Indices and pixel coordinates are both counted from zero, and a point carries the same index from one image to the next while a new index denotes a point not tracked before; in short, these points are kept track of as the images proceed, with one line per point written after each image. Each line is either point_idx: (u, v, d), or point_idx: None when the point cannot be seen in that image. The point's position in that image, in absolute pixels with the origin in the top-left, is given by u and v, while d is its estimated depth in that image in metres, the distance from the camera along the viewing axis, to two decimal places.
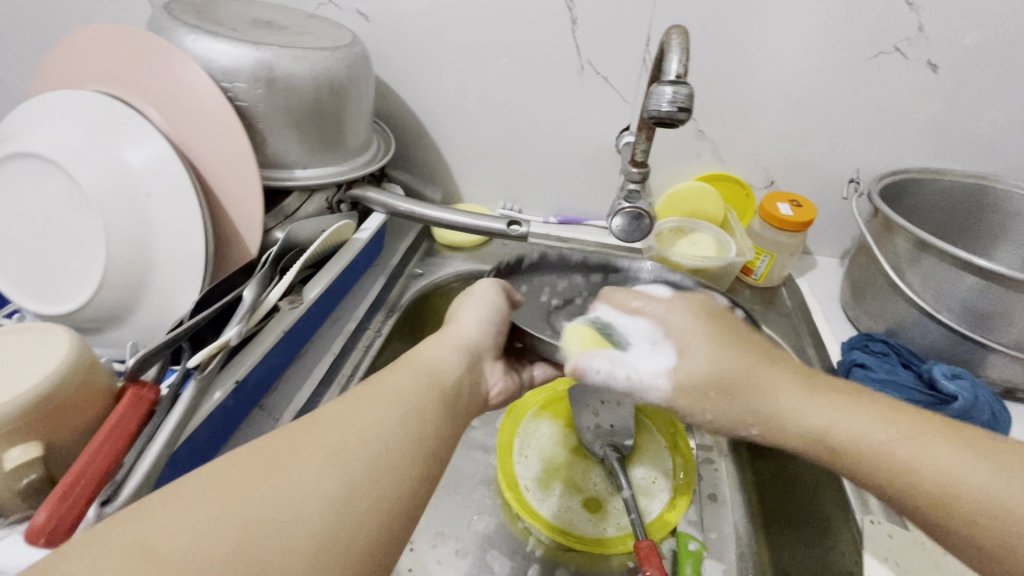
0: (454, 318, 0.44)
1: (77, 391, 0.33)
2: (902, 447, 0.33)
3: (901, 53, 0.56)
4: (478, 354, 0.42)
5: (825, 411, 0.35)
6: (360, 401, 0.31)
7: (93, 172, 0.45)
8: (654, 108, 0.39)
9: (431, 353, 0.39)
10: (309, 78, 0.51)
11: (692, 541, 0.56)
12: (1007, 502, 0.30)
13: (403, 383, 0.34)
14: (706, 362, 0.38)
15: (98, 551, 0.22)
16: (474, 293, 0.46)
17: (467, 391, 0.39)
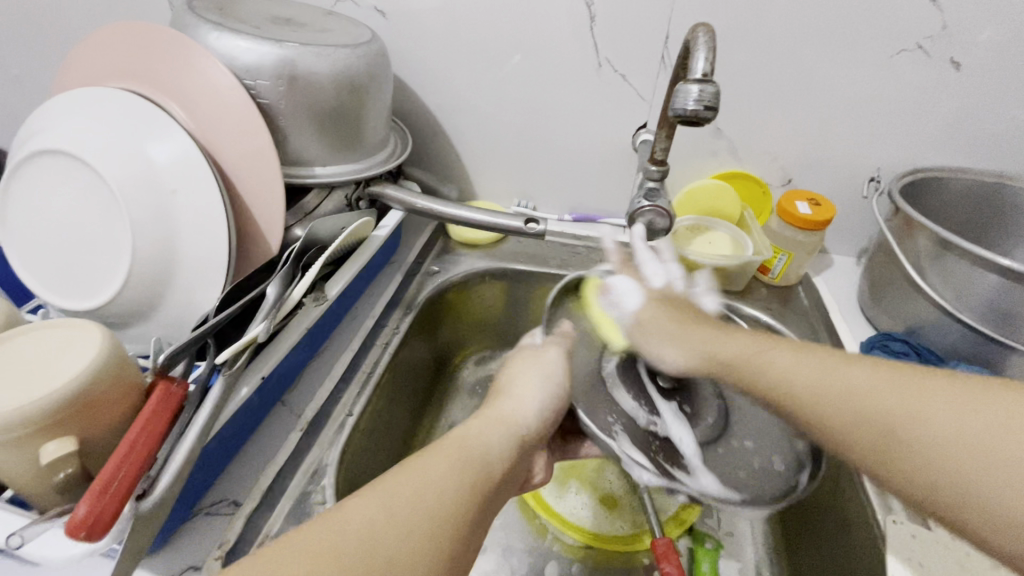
0: (507, 391, 0.43)
1: (110, 386, 0.34)
2: (842, 379, 0.35)
3: (923, 50, 0.56)
4: (533, 439, 0.41)
5: (749, 351, 0.40)
6: (400, 481, 0.31)
7: (119, 168, 0.45)
8: (680, 106, 0.39)
9: (484, 432, 0.37)
10: (330, 76, 0.51)
11: (709, 540, 0.57)
12: (954, 421, 0.30)
13: (448, 461, 0.33)
14: (654, 318, 0.46)
15: None
16: (527, 366, 0.46)
17: (516, 467, 0.38)
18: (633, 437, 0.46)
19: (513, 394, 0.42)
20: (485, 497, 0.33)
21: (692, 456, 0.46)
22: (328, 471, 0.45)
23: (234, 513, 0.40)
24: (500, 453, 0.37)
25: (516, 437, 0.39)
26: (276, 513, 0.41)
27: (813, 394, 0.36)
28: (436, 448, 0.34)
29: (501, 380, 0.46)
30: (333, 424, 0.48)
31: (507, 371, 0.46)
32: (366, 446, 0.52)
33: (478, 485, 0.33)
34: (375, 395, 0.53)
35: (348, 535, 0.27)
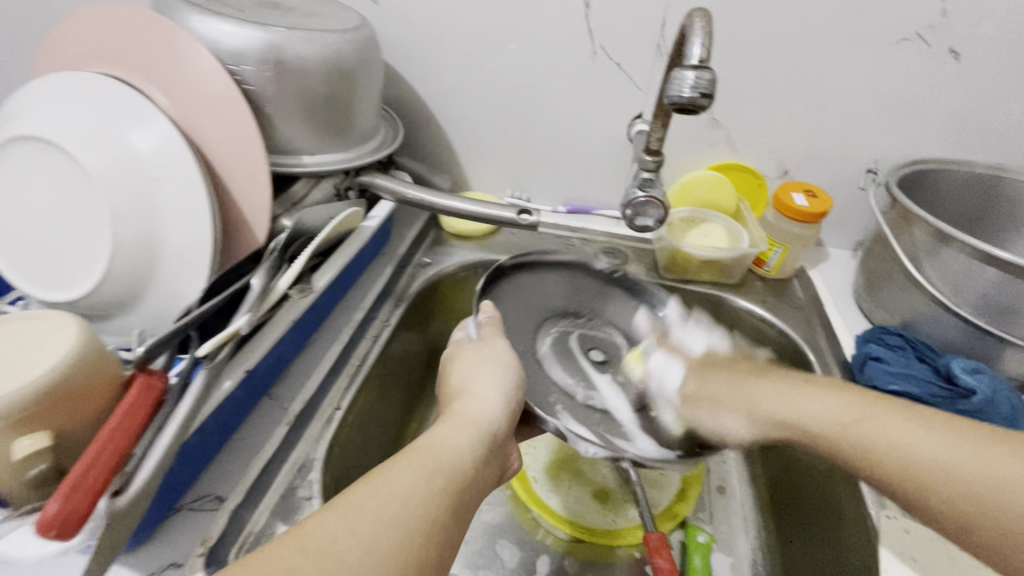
0: (465, 391, 0.42)
1: (84, 381, 0.33)
2: (901, 431, 0.36)
3: (923, 40, 0.55)
4: (501, 436, 0.40)
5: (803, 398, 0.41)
6: (370, 490, 0.30)
7: (99, 156, 0.44)
8: (676, 93, 0.38)
9: (453, 437, 0.37)
10: (318, 62, 0.49)
11: (701, 533, 0.56)
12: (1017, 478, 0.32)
13: (417, 469, 0.33)
14: (703, 384, 0.47)
15: None
16: (483, 361, 0.45)
17: (489, 466, 0.38)
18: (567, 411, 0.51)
19: (474, 391, 0.41)
20: (459, 501, 0.33)
21: (629, 424, 0.50)
22: (315, 465, 0.44)
23: (218, 509, 0.40)
24: (471, 456, 0.36)
25: (486, 439, 0.38)
26: (261, 509, 0.40)
27: (872, 445, 0.37)
28: (409, 455, 0.34)
29: (454, 382, 0.44)
30: (322, 418, 0.47)
31: (460, 369, 0.45)
32: (354, 441, 0.51)
33: (451, 488, 0.33)
34: (364, 388, 0.52)
35: (315, 540, 0.27)
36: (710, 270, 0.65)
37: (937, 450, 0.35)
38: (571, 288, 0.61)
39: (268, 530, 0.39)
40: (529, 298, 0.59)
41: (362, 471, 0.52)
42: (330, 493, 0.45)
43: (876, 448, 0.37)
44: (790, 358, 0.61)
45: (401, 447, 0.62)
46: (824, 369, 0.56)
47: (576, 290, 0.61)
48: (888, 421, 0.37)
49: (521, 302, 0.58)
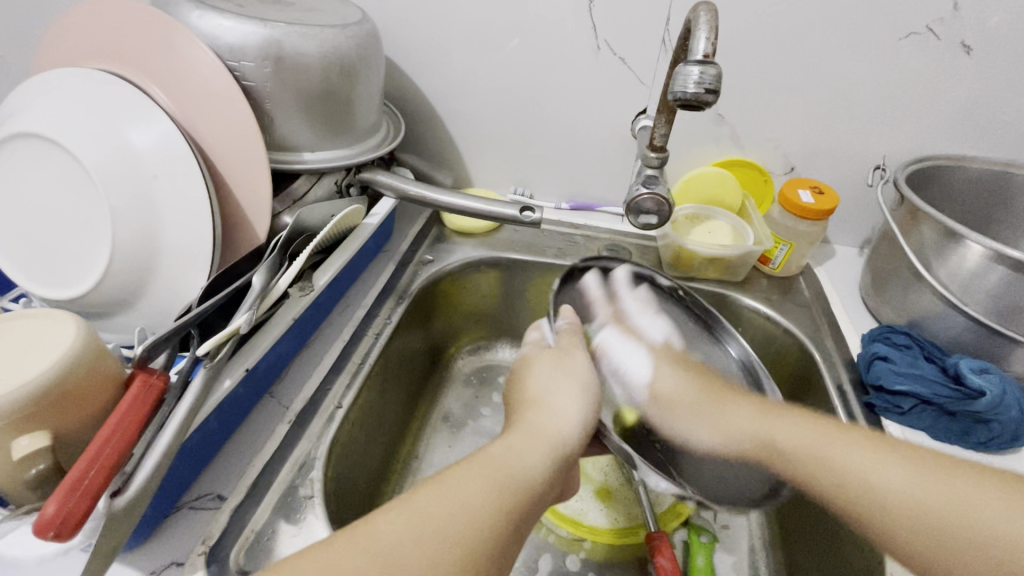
0: (544, 400, 0.41)
1: (85, 380, 0.33)
2: (871, 471, 0.37)
3: (933, 33, 0.54)
4: (575, 453, 0.39)
5: (770, 423, 0.42)
6: (438, 497, 0.31)
7: (99, 153, 0.43)
8: (680, 89, 0.37)
9: (529, 451, 0.36)
10: (318, 57, 0.49)
11: (704, 532, 0.55)
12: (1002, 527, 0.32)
13: (486, 479, 0.33)
14: (673, 379, 0.47)
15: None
16: (563, 376, 0.43)
17: (556, 485, 0.37)
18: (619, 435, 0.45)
19: (553, 401, 0.40)
20: (522, 516, 0.33)
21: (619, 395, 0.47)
22: (317, 463, 0.44)
23: (219, 508, 0.39)
24: (541, 474, 0.35)
25: (556, 457, 0.37)
26: (262, 507, 0.40)
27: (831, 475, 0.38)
28: (480, 464, 0.34)
29: (529, 389, 0.42)
30: (323, 416, 0.47)
31: (537, 379, 0.43)
32: (356, 439, 0.50)
33: (515, 505, 0.33)
34: (366, 386, 0.52)
35: (380, 547, 0.28)
36: (715, 268, 0.65)
37: (908, 487, 0.35)
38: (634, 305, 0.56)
39: (269, 529, 0.39)
40: (591, 303, 0.54)
41: (365, 469, 0.52)
42: (331, 491, 0.44)
43: (838, 474, 0.38)
44: (796, 356, 0.60)
45: (404, 444, 0.61)
46: (830, 368, 0.56)
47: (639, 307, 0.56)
48: (877, 458, 0.37)
49: (585, 308, 0.54)
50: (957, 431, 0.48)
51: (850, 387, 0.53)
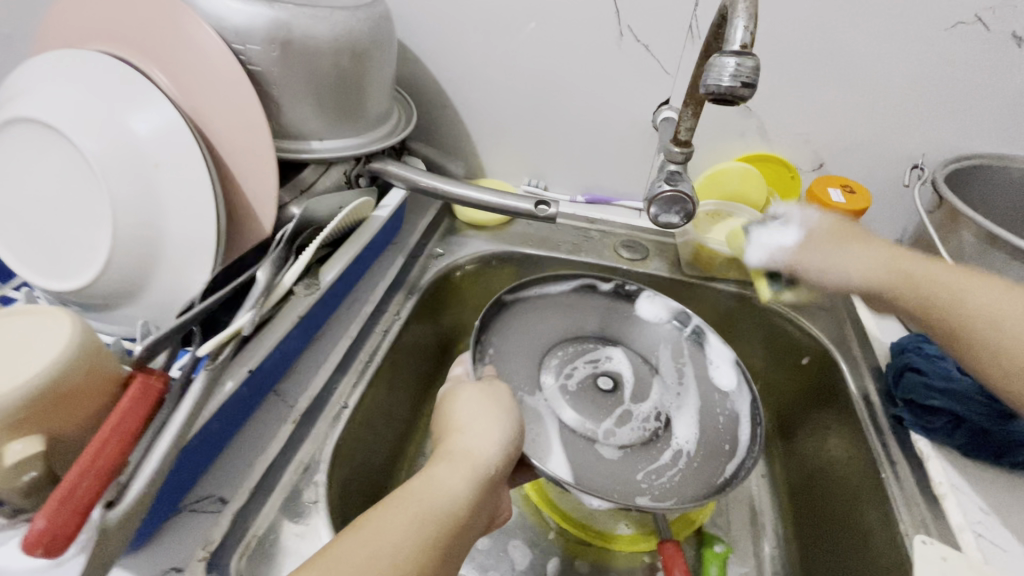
0: (463, 429, 0.39)
1: (81, 382, 0.31)
2: (993, 300, 0.41)
3: (983, 23, 0.50)
4: (498, 477, 0.37)
5: (952, 276, 0.43)
6: (361, 541, 0.29)
7: (98, 140, 0.42)
8: (713, 82, 0.35)
9: (445, 479, 0.34)
10: (328, 41, 0.47)
11: (717, 542, 0.53)
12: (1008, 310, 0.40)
13: (406, 514, 0.31)
14: (825, 233, 0.49)
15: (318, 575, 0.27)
16: (488, 407, 0.41)
17: (481, 513, 0.35)
18: (576, 458, 0.47)
19: (474, 429, 0.38)
20: (447, 549, 0.32)
21: (609, 424, 0.50)
22: (321, 466, 0.43)
23: (221, 511, 0.38)
24: (466, 502, 0.34)
25: (481, 482, 0.35)
26: (266, 509, 0.39)
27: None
28: (398, 499, 0.32)
29: (453, 418, 0.40)
30: (329, 416, 0.46)
31: (462, 407, 0.41)
32: (362, 439, 0.49)
33: (439, 537, 0.31)
34: (373, 384, 0.50)
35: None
36: (736, 268, 0.62)
37: (984, 306, 0.41)
38: (580, 312, 0.59)
39: (271, 534, 0.38)
40: (532, 324, 0.57)
41: (370, 468, 0.51)
42: (336, 494, 0.43)
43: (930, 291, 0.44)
44: (818, 361, 0.58)
45: (412, 442, 0.60)
46: (855, 376, 0.53)
47: (585, 318, 0.59)
48: (957, 280, 0.43)
49: (518, 330, 0.56)
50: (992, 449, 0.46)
51: (877, 398, 0.51)
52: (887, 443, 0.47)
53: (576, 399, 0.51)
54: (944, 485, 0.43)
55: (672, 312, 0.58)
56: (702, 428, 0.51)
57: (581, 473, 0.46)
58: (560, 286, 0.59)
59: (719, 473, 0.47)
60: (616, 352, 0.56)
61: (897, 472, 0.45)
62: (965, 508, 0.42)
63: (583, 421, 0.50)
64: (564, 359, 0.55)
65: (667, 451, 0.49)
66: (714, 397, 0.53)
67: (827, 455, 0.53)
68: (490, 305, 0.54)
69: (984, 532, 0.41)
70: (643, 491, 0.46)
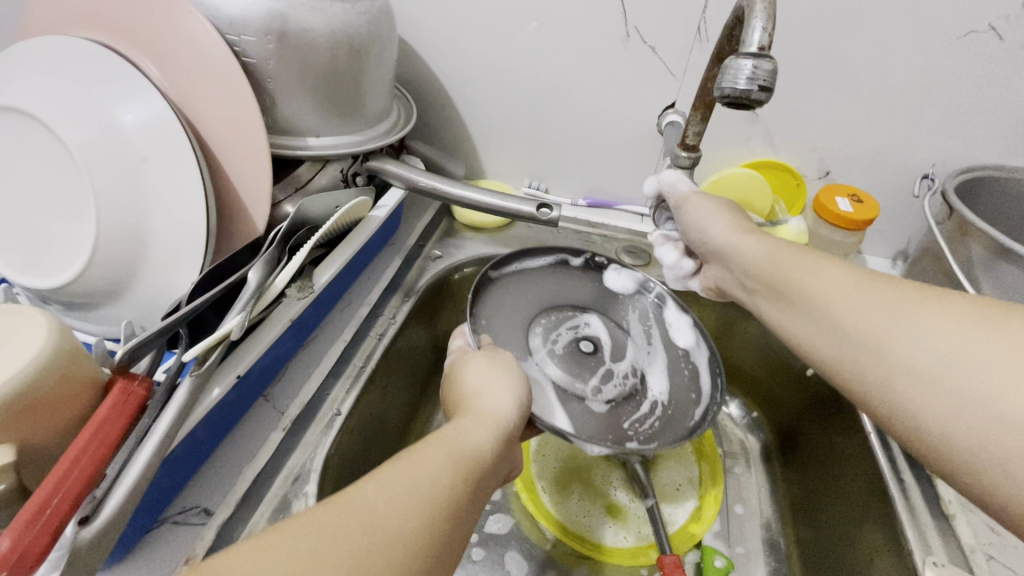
0: (480, 392, 0.37)
1: (56, 387, 0.29)
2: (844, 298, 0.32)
3: (997, 32, 0.49)
4: (515, 433, 0.36)
5: (815, 267, 0.35)
6: (404, 471, 0.27)
7: (82, 131, 0.40)
8: (729, 84, 0.33)
9: (472, 428, 0.33)
10: (325, 34, 0.45)
11: (718, 556, 0.52)
12: (845, 312, 0.31)
13: (442, 453, 0.30)
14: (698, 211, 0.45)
15: (362, 508, 0.24)
16: (498, 370, 0.40)
17: (501, 467, 0.34)
18: (572, 415, 0.47)
19: (491, 390, 0.37)
20: (477, 493, 0.30)
21: (592, 382, 0.50)
22: (311, 477, 0.41)
23: (205, 523, 0.36)
24: (492, 451, 0.32)
25: (504, 435, 0.34)
26: (253, 521, 0.38)
27: (904, 376, 0.27)
28: (431, 441, 0.30)
29: (465, 385, 0.39)
30: (321, 423, 0.44)
31: (474, 372, 0.40)
32: (355, 447, 0.47)
33: (472, 475, 0.29)
34: (367, 390, 0.49)
35: (362, 512, 0.24)
36: None
37: (855, 321, 0.30)
38: (560, 282, 0.57)
39: None
40: (516, 292, 0.54)
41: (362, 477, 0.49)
42: None
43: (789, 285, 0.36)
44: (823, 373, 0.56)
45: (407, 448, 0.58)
46: None
47: (563, 285, 0.57)
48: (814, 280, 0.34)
49: (505, 300, 0.53)
50: None
51: None
52: (897, 459, 0.46)
53: (562, 363, 0.50)
54: (954, 504, 0.42)
55: (637, 282, 0.57)
56: (672, 381, 0.51)
57: (579, 424, 0.46)
58: (537, 261, 0.57)
59: (689, 419, 0.47)
60: (594, 314, 0.55)
61: (906, 489, 0.44)
62: (975, 528, 0.41)
63: (571, 379, 0.49)
64: (547, 326, 0.53)
65: (645, 402, 0.49)
66: (677, 353, 0.53)
67: (831, 470, 0.52)
68: (476, 283, 0.52)
69: (995, 554, 0.40)
70: (630, 437, 0.46)
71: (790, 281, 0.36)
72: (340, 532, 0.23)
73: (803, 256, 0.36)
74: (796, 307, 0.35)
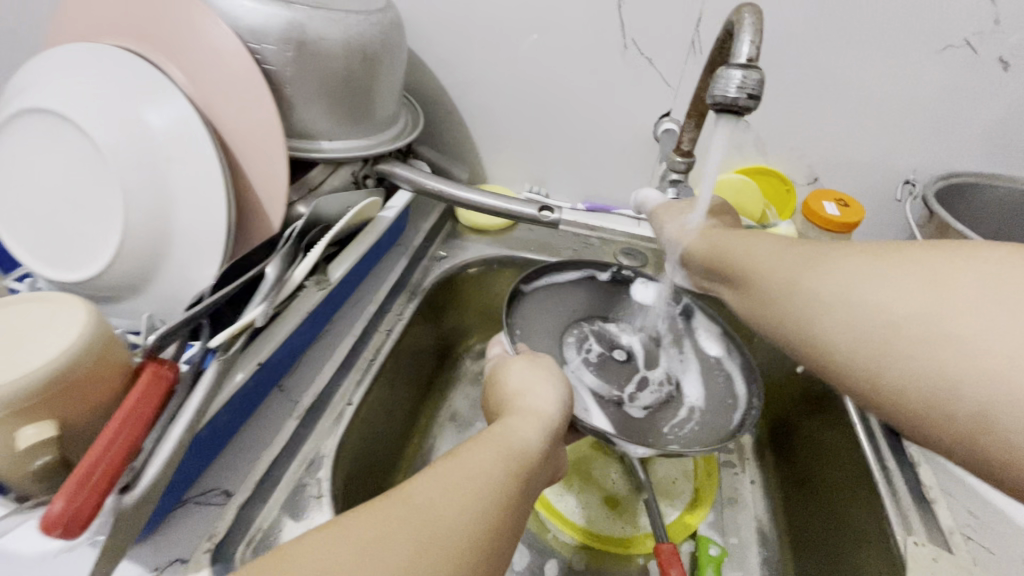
0: (520, 394, 0.40)
1: (93, 368, 0.31)
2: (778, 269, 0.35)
3: (971, 47, 0.52)
4: (559, 431, 0.39)
5: (762, 255, 0.37)
6: (462, 472, 0.29)
7: (113, 132, 0.42)
8: (720, 93, 0.36)
9: (520, 427, 0.35)
10: (341, 44, 0.47)
11: (713, 545, 0.54)
12: (780, 278, 0.35)
13: (495, 451, 0.32)
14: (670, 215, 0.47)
15: (419, 511, 0.26)
16: (541, 374, 0.42)
17: (548, 465, 0.36)
18: (611, 420, 0.49)
19: (534, 391, 0.40)
20: (528, 488, 0.32)
21: (628, 389, 0.52)
22: (325, 462, 0.43)
23: (225, 504, 0.38)
24: (541, 451, 0.35)
25: (548, 431, 0.37)
26: (270, 503, 0.40)
27: (863, 341, 0.29)
28: (479, 441, 0.33)
29: (507, 387, 0.41)
30: (333, 412, 0.46)
31: (516, 375, 0.42)
32: (364, 437, 0.49)
33: (521, 474, 0.32)
34: (376, 382, 0.51)
35: (424, 511, 0.27)
36: None
37: (791, 285, 0.34)
38: (591, 295, 0.60)
39: (275, 527, 0.38)
40: (550, 305, 0.57)
41: (371, 466, 0.51)
42: (339, 490, 0.43)
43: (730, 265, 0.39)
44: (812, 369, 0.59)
45: (412, 441, 0.60)
46: None
47: (593, 297, 0.59)
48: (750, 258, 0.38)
49: (539, 312, 0.56)
50: None
51: None
52: (881, 448, 0.48)
53: (599, 372, 0.53)
54: (934, 490, 0.44)
55: (666, 293, 0.59)
56: (708, 386, 0.52)
57: (618, 428, 0.48)
58: (565, 275, 0.59)
59: (728, 423, 0.48)
60: (627, 326, 0.58)
61: (890, 476, 0.46)
62: (953, 511, 0.44)
63: (608, 387, 0.52)
64: (581, 337, 0.56)
65: (682, 408, 0.51)
66: (711, 360, 0.54)
67: (821, 462, 0.54)
68: (509, 295, 0.55)
69: (972, 535, 0.42)
70: (671, 440, 0.48)
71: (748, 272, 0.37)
72: (399, 539, 0.25)
73: (754, 243, 0.39)
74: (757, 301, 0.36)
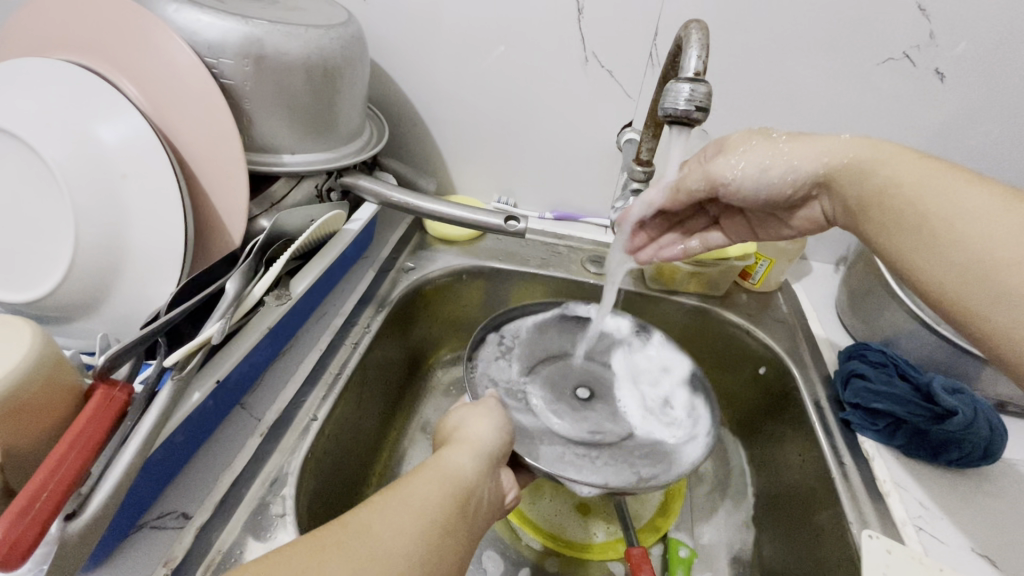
0: (459, 427, 0.40)
1: (39, 393, 0.31)
2: (978, 213, 0.33)
3: (909, 60, 0.55)
4: (498, 460, 0.39)
5: (931, 182, 0.36)
6: (392, 499, 0.30)
7: (62, 150, 0.41)
8: (670, 105, 0.37)
9: (455, 453, 0.36)
10: (302, 58, 0.47)
11: (683, 547, 0.55)
12: (972, 223, 0.33)
13: (430, 481, 0.32)
14: (763, 141, 0.44)
15: (348, 540, 0.27)
16: (477, 406, 0.42)
17: (490, 490, 0.36)
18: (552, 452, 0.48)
19: (471, 422, 0.40)
20: (463, 514, 0.32)
21: (575, 424, 0.51)
22: (289, 480, 0.42)
23: (184, 527, 0.38)
24: (474, 474, 0.35)
25: (487, 463, 0.37)
26: (230, 525, 0.39)
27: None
28: (418, 471, 0.33)
29: (447, 425, 0.41)
30: (297, 429, 0.45)
31: (454, 414, 0.42)
32: (330, 453, 0.49)
33: (457, 505, 0.32)
34: (343, 396, 0.50)
35: (355, 544, 0.26)
36: (697, 281, 0.64)
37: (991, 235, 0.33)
38: (554, 336, 0.60)
39: (235, 549, 0.37)
40: (518, 345, 0.58)
41: (338, 482, 0.51)
42: (303, 508, 0.42)
43: (891, 194, 0.38)
44: (774, 370, 0.60)
45: (382, 455, 0.60)
46: (807, 383, 0.56)
47: (557, 338, 0.60)
48: (937, 183, 0.36)
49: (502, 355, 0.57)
50: (926, 449, 0.48)
51: (827, 403, 0.54)
52: (838, 445, 0.50)
53: (554, 408, 0.53)
54: (889, 484, 0.46)
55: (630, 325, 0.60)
56: (666, 424, 0.51)
57: (558, 462, 0.46)
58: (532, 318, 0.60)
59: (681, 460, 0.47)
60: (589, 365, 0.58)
61: (846, 471, 0.48)
62: (907, 504, 0.46)
63: (560, 424, 0.51)
64: (541, 375, 0.56)
65: (634, 442, 0.49)
66: (672, 400, 0.54)
67: (784, 459, 0.56)
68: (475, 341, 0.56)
69: (925, 526, 0.44)
70: (613, 471, 0.46)
71: (922, 194, 0.36)
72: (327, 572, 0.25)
73: (917, 163, 0.38)
74: (899, 219, 0.37)
